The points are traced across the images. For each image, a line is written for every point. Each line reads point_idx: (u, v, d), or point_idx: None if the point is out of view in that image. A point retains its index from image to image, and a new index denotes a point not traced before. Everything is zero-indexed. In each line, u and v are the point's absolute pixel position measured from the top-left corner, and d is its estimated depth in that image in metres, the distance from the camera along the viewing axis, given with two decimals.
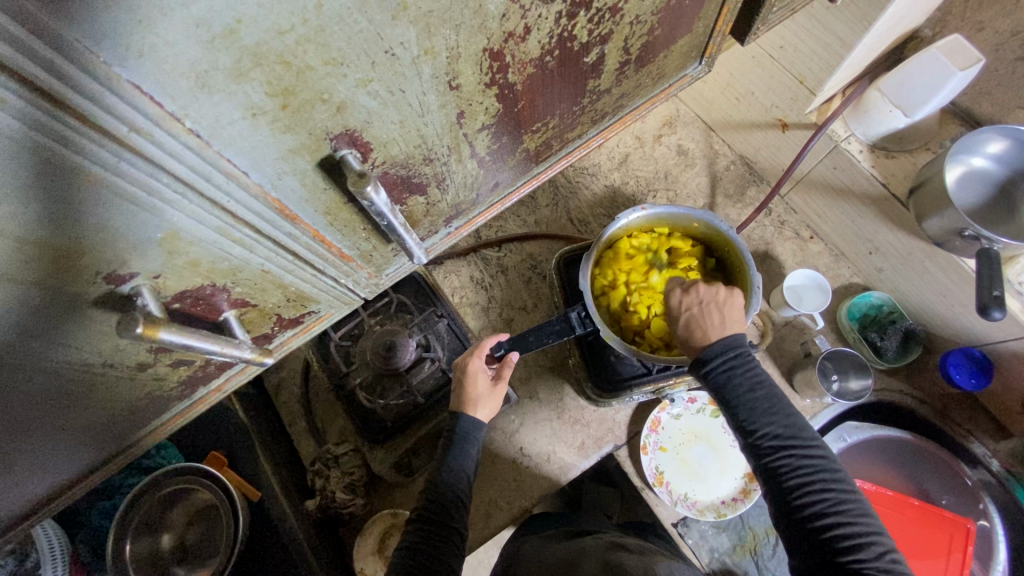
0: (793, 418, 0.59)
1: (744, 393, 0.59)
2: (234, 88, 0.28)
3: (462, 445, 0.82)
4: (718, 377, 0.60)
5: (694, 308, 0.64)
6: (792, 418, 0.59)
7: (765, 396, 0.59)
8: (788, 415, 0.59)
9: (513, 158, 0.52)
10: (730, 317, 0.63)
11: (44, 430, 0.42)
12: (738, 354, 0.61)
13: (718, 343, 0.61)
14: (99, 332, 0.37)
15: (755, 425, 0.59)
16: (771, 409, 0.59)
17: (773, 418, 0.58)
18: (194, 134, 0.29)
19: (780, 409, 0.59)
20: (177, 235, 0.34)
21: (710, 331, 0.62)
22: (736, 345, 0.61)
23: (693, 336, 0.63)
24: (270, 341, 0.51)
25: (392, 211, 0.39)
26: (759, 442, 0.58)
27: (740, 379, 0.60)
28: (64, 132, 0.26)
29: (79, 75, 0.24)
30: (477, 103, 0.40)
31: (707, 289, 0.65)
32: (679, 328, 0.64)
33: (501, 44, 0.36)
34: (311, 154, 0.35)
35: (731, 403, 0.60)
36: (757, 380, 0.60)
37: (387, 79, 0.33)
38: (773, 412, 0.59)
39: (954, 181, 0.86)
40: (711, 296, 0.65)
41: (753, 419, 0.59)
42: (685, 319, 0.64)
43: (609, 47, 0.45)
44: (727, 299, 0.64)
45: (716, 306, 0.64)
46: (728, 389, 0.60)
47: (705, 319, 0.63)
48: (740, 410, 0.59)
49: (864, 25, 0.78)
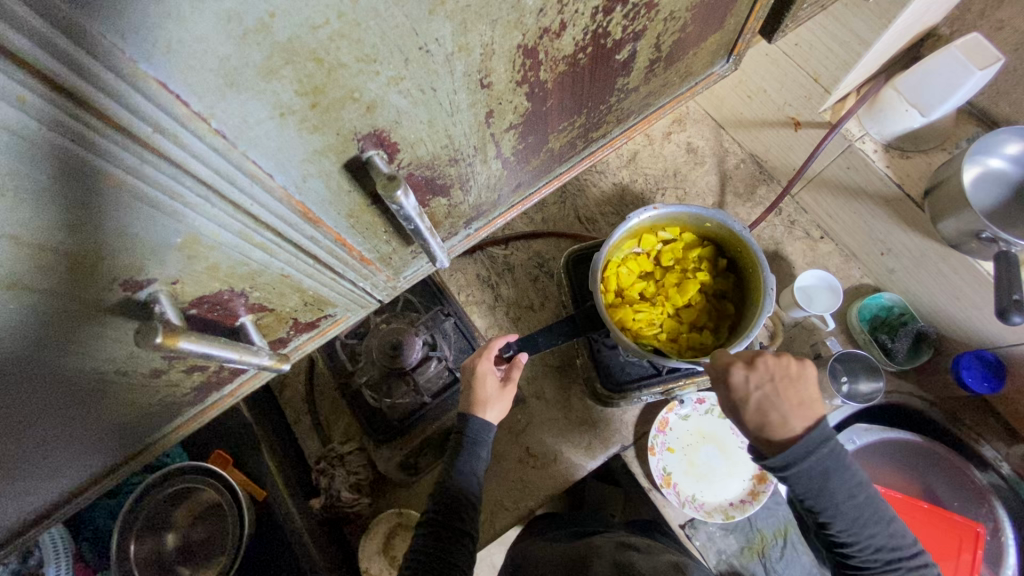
0: (881, 515, 0.59)
1: (842, 501, 0.57)
2: (264, 86, 0.27)
3: (472, 446, 0.80)
4: (817, 492, 0.56)
5: (762, 387, 0.57)
6: (880, 514, 0.59)
7: (861, 501, 0.57)
8: (877, 512, 0.58)
9: (536, 158, 0.50)
10: (803, 395, 0.57)
11: (54, 438, 0.41)
12: (835, 459, 0.56)
13: (807, 441, 0.55)
14: (114, 339, 0.35)
15: (853, 535, 0.58)
16: (864, 511, 0.58)
17: (867, 521, 0.58)
18: (220, 134, 0.28)
19: (872, 508, 0.58)
20: (198, 240, 0.32)
21: (789, 417, 0.55)
22: (829, 442, 0.56)
23: (768, 422, 0.56)
24: (286, 345, 0.50)
25: (420, 215, 0.37)
26: (852, 547, 0.59)
27: (840, 492, 0.56)
28: (85, 133, 0.24)
29: (103, 72, 0.23)
30: (507, 101, 0.39)
31: (776, 362, 0.58)
32: (750, 413, 0.56)
33: (535, 41, 0.35)
34: (338, 154, 0.33)
35: (831, 517, 0.57)
36: (854, 484, 0.57)
37: (419, 77, 0.32)
38: (871, 519, 0.58)
39: (972, 182, 0.84)
40: (778, 372, 0.57)
41: (850, 528, 0.58)
42: (755, 401, 0.56)
43: (641, 44, 0.43)
44: (798, 373, 0.58)
45: (790, 382, 0.57)
46: (827, 500, 0.56)
47: (781, 402, 0.56)
48: (838, 522, 0.58)
49: (885, 22, 0.76)
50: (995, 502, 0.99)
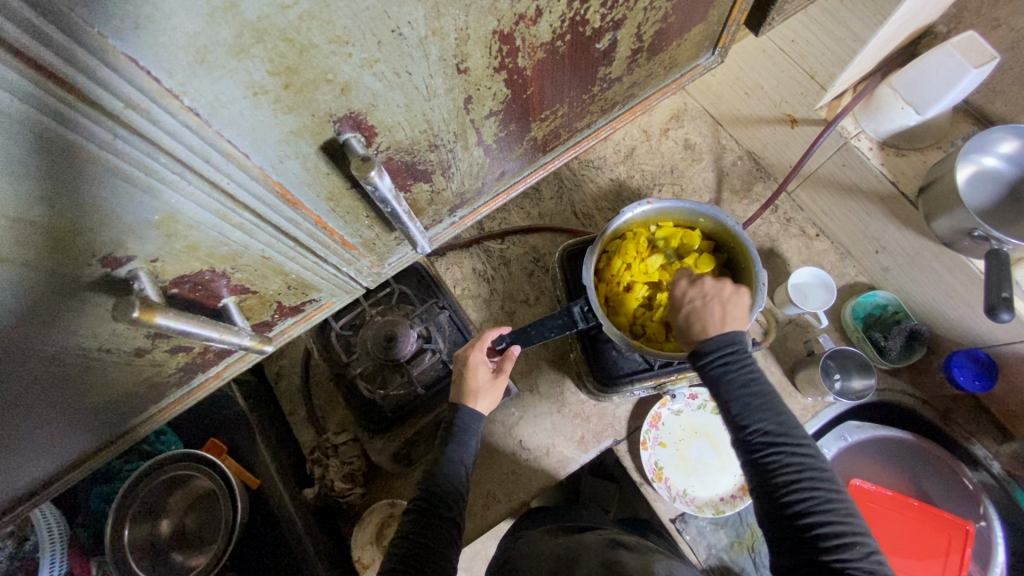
0: (786, 415, 0.57)
1: (738, 390, 0.57)
2: (235, 65, 0.27)
3: (462, 436, 0.81)
4: (714, 371, 0.58)
5: (696, 300, 0.61)
6: (785, 415, 0.57)
7: (760, 394, 0.57)
8: (781, 412, 0.57)
9: (520, 147, 0.51)
10: (732, 312, 0.60)
11: (41, 413, 0.42)
12: (735, 350, 0.58)
13: (719, 337, 0.58)
14: (96, 316, 0.36)
15: (747, 421, 0.56)
16: (765, 406, 0.57)
17: (767, 415, 0.56)
18: (193, 112, 0.28)
19: (773, 405, 0.57)
20: (176, 218, 0.33)
21: (709, 325, 0.59)
22: (735, 341, 0.58)
23: (691, 329, 0.60)
24: (271, 328, 0.51)
25: (396, 197, 0.38)
26: (750, 437, 0.56)
27: (736, 378, 0.57)
28: (57, 108, 0.25)
29: (74, 47, 0.23)
30: (485, 87, 0.39)
31: (716, 283, 0.62)
32: (679, 320, 0.62)
33: (512, 27, 0.35)
34: (314, 136, 0.34)
35: (724, 398, 0.57)
36: (752, 377, 0.57)
37: (394, 60, 0.32)
38: (767, 408, 0.56)
39: (966, 181, 0.84)
40: (716, 290, 0.61)
41: (746, 416, 0.56)
42: (685, 311, 0.61)
43: (622, 33, 0.43)
44: (733, 295, 0.61)
45: (722, 301, 0.60)
46: (723, 385, 0.57)
47: (706, 312, 0.60)
48: (733, 404, 0.57)
49: (879, 18, 0.77)
50: (986, 502, 0.99)
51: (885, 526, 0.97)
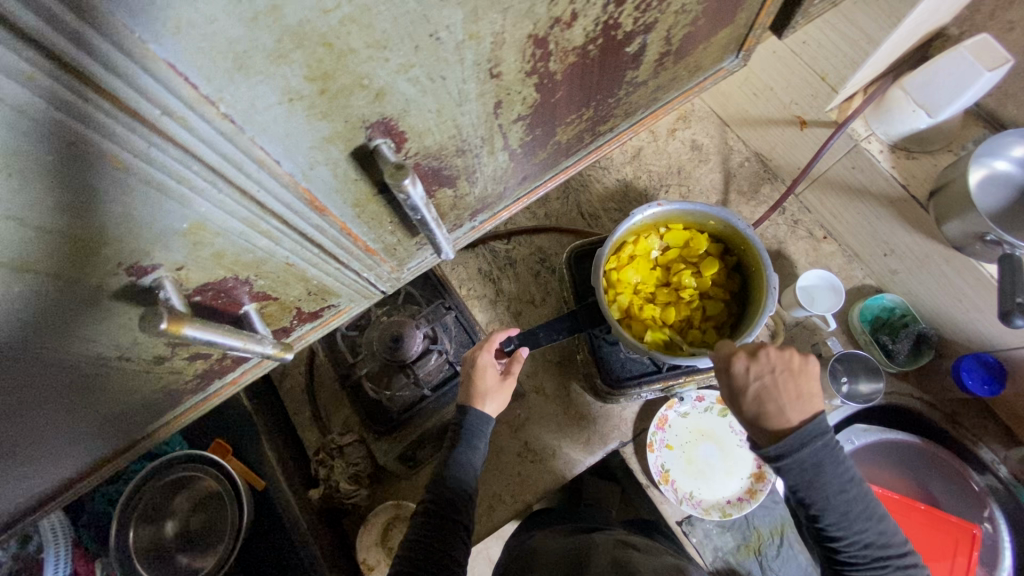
0: (881, 522, 0.60)
1: (838, 499, 0.58)
2: (273, 70, 0.26)
3: (470, 438, 0.80)
4: (801, 482, 0.57)
5: (762, 377, 0.59)
6: (881, 522, 0.60)
7: (854, 502, 0.58)
8: (876, 519, 0.60)
9: (542, 151, 0.50)
10: (803, 387, 0.58)
11: (56, 422, 0.41)
12: (830, 451, 0.57)
13: (806, 431, 0.57)
14: (118, 325, 0.35)
15: (841, 532, 0.59)
16: (861, 514, 0.59)
17: (865, 524, 0.59)
18: (228, 119, 0.28)
19: (866, 510, 0.59)
20: (204, 226, 0.32)
21: (785, 407, 0.57)
22: (825, 435, 0.57)
23: (765, 411, 0.58)
24: (289, 334, 0.50)
25: (426, 204, 0.37)
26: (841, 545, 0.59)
27: (835, 490, 0.57)
28: (94, 116, 0.24)
29: (112, 52, 0.22)
30: (516, 92, 0.38)
31: (776, 354, 0.60)
32: (747, 403, 0.59)
33: (546, 30, 0.34)
34: (345, 142, 0.33)
35: (818, 513, 0.58)
36: (848, 485, 0.58)
37: (429, 65, 0.31)
38: (861, 515, 0.59)
39: (977, 184, 0.84)
40: (782, 363, 0.59)
41: (845, 528, 0.58)
42: (754, 391, 0.58)
43: (652, 36, 0.43)
44: (800, 367, 0.60)
45: (788, 374, 0.59)
46: (823, 496, 0.57)
47: (779, 393, 0.58)
48: (828, 517, 0.58)
49: (895, 21, 0.76)
50: (992, 506, 0.99)
51: None
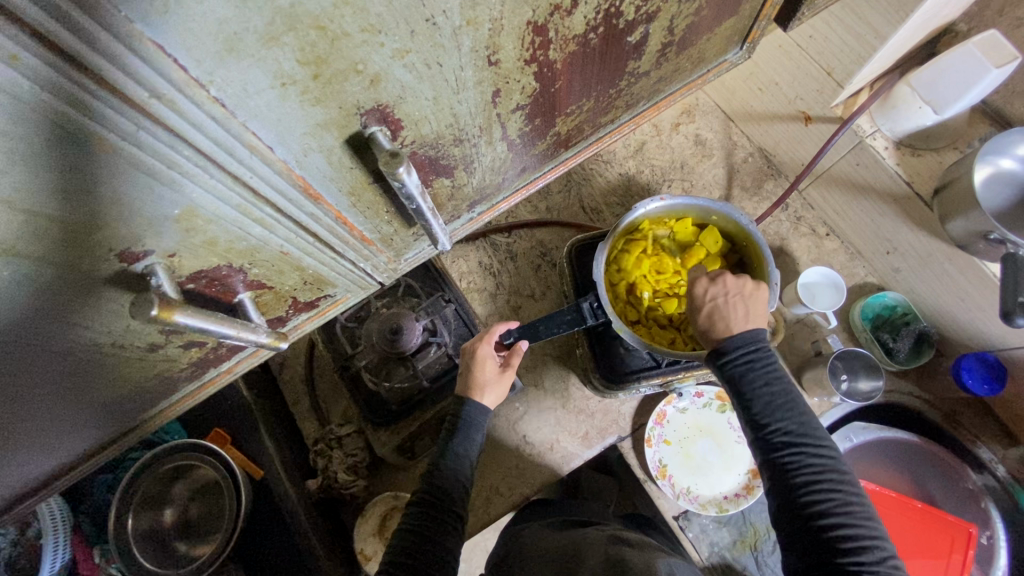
0: (808, 417, 0.56)
1: (761, 389, 0.56)
2: (264, 53, 0.26)
3: (467, 429, 0.80)
4: (735, 367, 0.58)
5: (717, 297, 0.61)
6: (805, 415, 0.56)
7: (781, 392, 0.56)
8: (803, 413, 0.56)
9: (543, 142, 0.50)
10: (754, 310, 0.60)
11: (50, 409, 0.41)
12: (758, 348, 0.58)
13: (744, 339, 0.58)
14: (110, 312, 0.35)
15: (767, 419, 0.56)
16: (786, 406, 0.56)
17: (789, 414, 0.56)
18: (219, 102, 0.27)
19: (794, 405, 0.56)
20: (196, 212, 0.31)
21: (733, 322, 0.59)
22: (759, 343, 0.58)
23: (715, 327, 0.60)
24: (285, 323, 0.49)
25: (421, 194, 0.36)
26: (769, 437, 0.56)
27: (758, 374, 0.57)
28: (81, 97, 0.24)
29: (99, 31, 0.22)
30: (515, 81, 0.38)
31: (734, 281, 0.61)
32: (701, 320, 0.61)
33: (546, 18, 0.34)
34: (340, 129, 0.33)
35: (744, 396, 0.57)
36: (776, 376, 0.57)
37: (426, 51, 0.31)
38: (789, 408, 0.56)
39: (983, 182, 0.83)
40: (736, 288, 0.61)
41: (767, 413, 0.56)
42: (707, 309, 0.61)
43: (654, 26, 0.42)
44: (752, 292, 0.61)
45: (741, 298, 0.60)
46: (747, 383, 0.57)
47: (730, 310, 0.59)
48: (755, 402, 0.56)
49: (902, 15, 0.75)
50: (988, 502, 0.99)
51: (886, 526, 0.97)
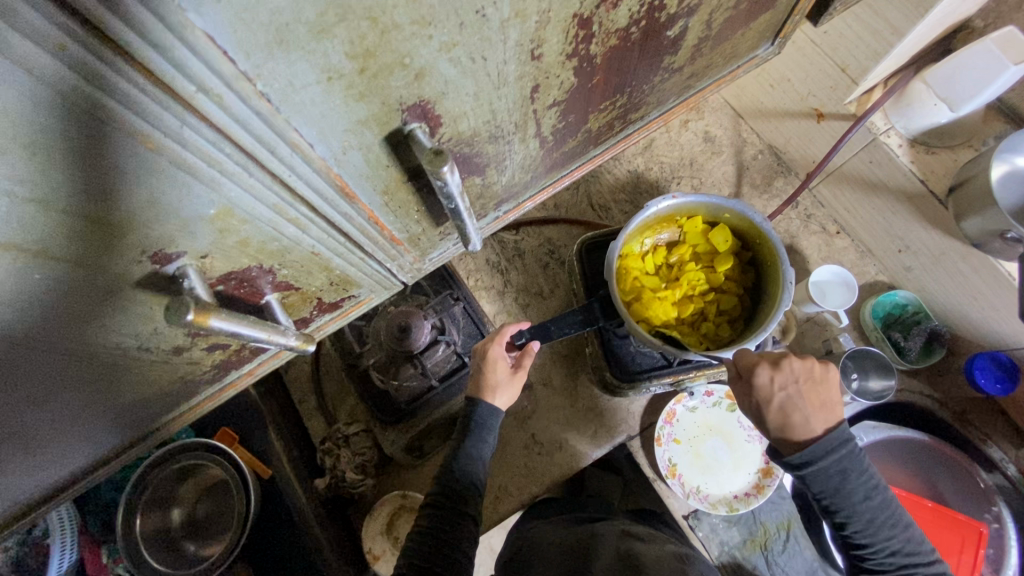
0: (909, 530, 0.59)
1: (863, 509, 0.58)
2: (314, 46, 0.25)
3: (479, 431, 0.78)
4: (829, 487, 0.58)
5: (786, 387, 0.58)
6: (901, 524, 0.59)
7: (880, 506, 0.58)
8: (902, 525, 0.59)
9: (571, 140, 0.48)
10: (825, 397, 0.59)
11: (71, 413, 0.39)
12: (854, 459, 0.57)
13: (834, 447, 0.57)
14: (139, 315, 0.34)
15: (864, 536, 0.59)
16: (888, 522, 0.59)
17: (891, 532, 0.59)
18: (265, 97, 0.26)
19: (892, 517, 0.59)
20: (232, 211, 0.30)
21: (813, 420, 0.57)
22: (849, 446, 0.58)
23: (792, 424, 0.58)
24: (308, 324, 0.48)
25: (461, 193, 0.35)
26: (865, 549, 0.59)
27: (859, 496, 0.57)
28: (126, 91, 0.22)
29: (151, 22, 0.21)
30: (554, 76, 0.37)
31: (800, 365, 0.60)
32: (772, 415, 0.59)
33: (592, 10, 0.32)
34: (380, 126, 0.31)
35: (843, 516, 0.58)
36: (874, 490, 0.58)
37: (472, 44, 0.30)
38: (887, 519, 0.58)
39: (999, 180, 0.82)
40: (803, 374, 0.59)
41: (870, 534, 0.58)
42: (778, 402, 0.58)
43: (693, 20, 0.41)
44: (821, 377, 0.60)
45: (811, 385, 0.59)
46: (847, 501, 0.58)
47: (803, 404, 0.58)
48: (852, 522, 0.58)
49: (921, 12, 0.74)
50: (999, 502, 0.98)
51: None
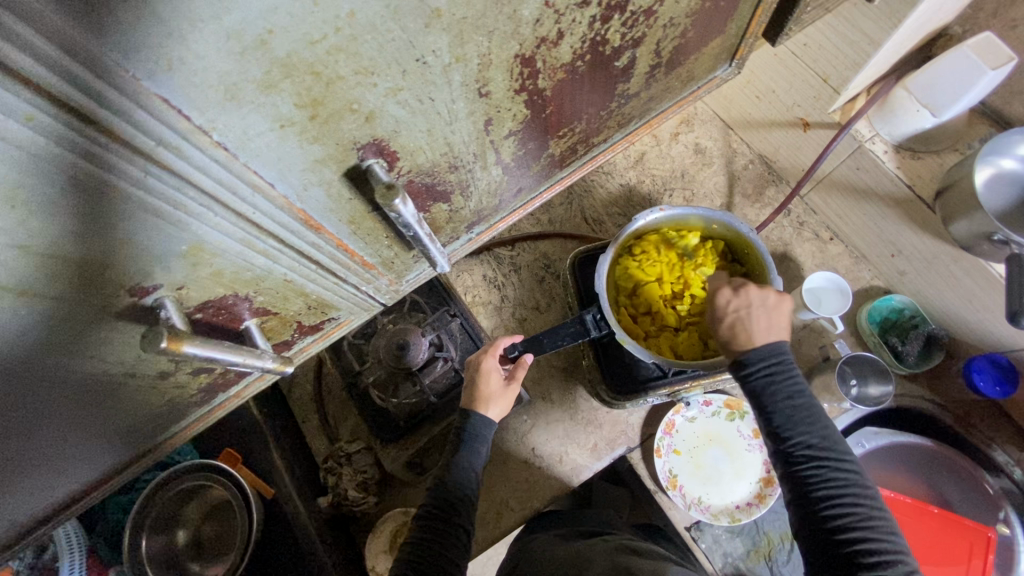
0: (832, 431, 0.56)
1: (785, 407, 0.56)
2: (263, 99, 0.28)
3: (472, 442, 0.80)
4: (757, 380, 0.57)
5: (741, 309, 0.59)
6: (830, 431, 0.56)
7: (804, 407, 0.56)
8: (827, 428, 0.56)
9: (538, 164, 0.51)
10: (776, 322, 0.59)
11: (67, 436, 0.42)
12: (781, 363, 0.57)
13: (766, 351, 0.57)
14: (123, 344, 0.37)
15: (788, 432, 0.56)
16: (808, 419, 0.56)
17: (810, 428, 0.55)
18: (222, 146, 0.29)
19: (817, 420, 0.56)
20: (203, 247, 0.33)
21: (756, 334, 0.58)
22: (781, 354, 0.57)
23: (736, 338, 0.58)
24: (290, 347, 0.51)
25: (419, 222, 0.38)
26: (790, 451, 0.55)
27: (779, 387, 0.56)
28: (90, 148, 0.25)
29: (108, 90, 0.24)
30: (506, 109, 0.39)
31: (758, 291, 0.60)
32: (721, 332, 0.60)
33: (533, 50, 0.35)
34: (338, 164, 0.34)
35: (766, 408, 0.56)
36: (797, 389, 0.57)
37: (418, 88, 0.33)
38: (811, 422, 0.56)
39: (985, 184, 0.83)
40: (762, 300, 0.60)
41: (790, 427, 0.55)
42: (730, 321, 0.59)
43: (641, 50, 0.43)
44: (775, 304, 0.60)
45: (764, 308, 0.59)
46: (770, 398, 0.56)
47: (751, 322, 0.58)
48: (775, 415, 0.56)
49: (893, 22, 0.76)
50: (1007, 509, 0.97)
51: (907, 535, 0.94)
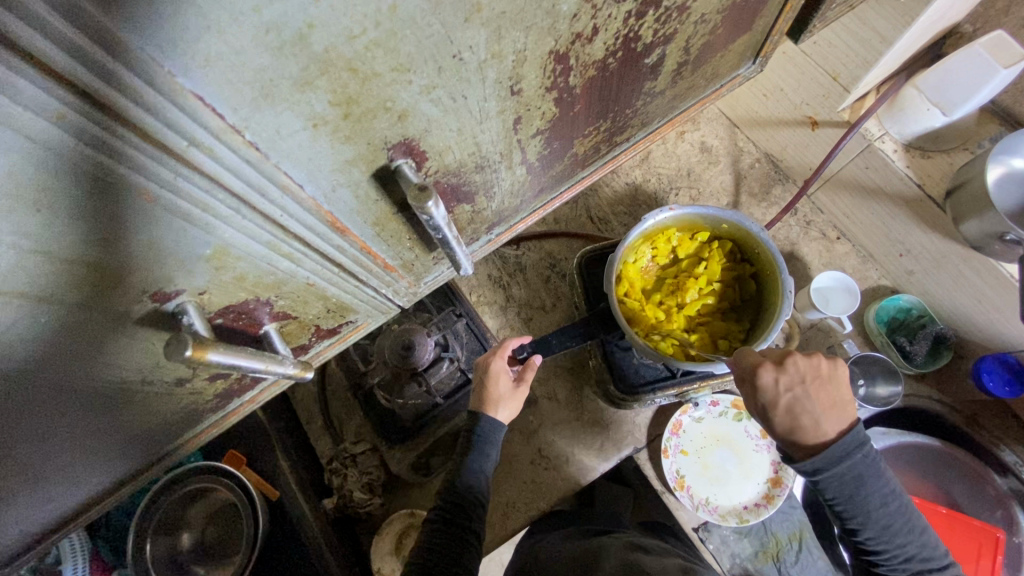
0: (916, 526, 0.56)
1: (876, 511, 0.55)
2: (298, 97, 0.27)
3: (481, 444, 0.78)
4: (845, 492, 0.54)
5: (795, 389, 0.55)
6: (915, 526, 0.56)
7: (894, 509, 0.55)
8: (913, 525, 0.56)
9: (560, 164, 0.50)
10: (835, 396, 0.56)
11: (80, 444, 0.40)
12: (869, 465, 0.54)
13: (847, 450, 0.54)
14: (142, 350, 0.35)
15: (880, 540, 0.56)
16: (899, 523, 0.55)
17: (900, 531, 0.55)
18: (253, 147, 0.28)
19: (904, 518, 0.56)
20: (228, 251, 0.32)
21: (823, 421, 0.54)
22: (864, 450, 0.54)
23: (801, 427, 0.54)
24: (307, 351, 0.50)
25: (449, 224, 0.37)
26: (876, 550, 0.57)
27: (871, 496, 0.54)
28: (119, 148, 0.24)
29: (140, 87, 0.23)
30: (536, 108, 0.38)
31: (805, 360, 0.56)
32: (780, 420, 0.55)
33: (568, 46, 0.34)
34: (367, 164, 0.33)
35: (858, 518, 0.55)
36: (887, 493, 0.55)
37: (451, 85, 0.32)
38: (901, 524, 0.55)
39: (996, 183, 0.82)
40: (810, 373, 0.56)
41: (881, 537, 0.55)
42: (787, 405, 0.55)
43: (670, 47, 0.42)
44: (829, 374, 0.57)
45: (819, 383, 0.56)
46: (860, 506, 0.54)
47: (811, 405, 0.54)
48: (867, 526, 0.55)
49: (908, 20, 0.75)
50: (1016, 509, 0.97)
51: None
